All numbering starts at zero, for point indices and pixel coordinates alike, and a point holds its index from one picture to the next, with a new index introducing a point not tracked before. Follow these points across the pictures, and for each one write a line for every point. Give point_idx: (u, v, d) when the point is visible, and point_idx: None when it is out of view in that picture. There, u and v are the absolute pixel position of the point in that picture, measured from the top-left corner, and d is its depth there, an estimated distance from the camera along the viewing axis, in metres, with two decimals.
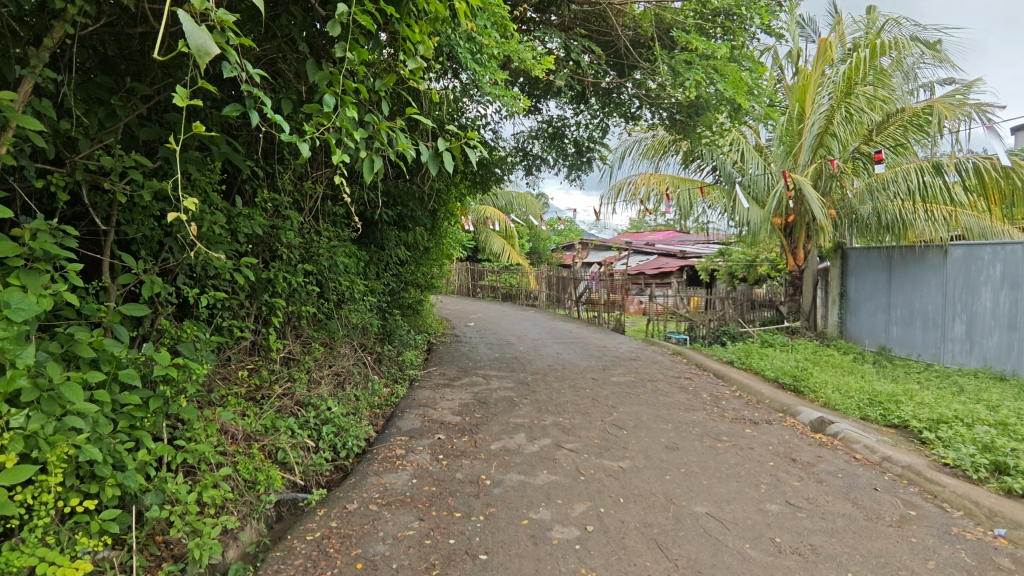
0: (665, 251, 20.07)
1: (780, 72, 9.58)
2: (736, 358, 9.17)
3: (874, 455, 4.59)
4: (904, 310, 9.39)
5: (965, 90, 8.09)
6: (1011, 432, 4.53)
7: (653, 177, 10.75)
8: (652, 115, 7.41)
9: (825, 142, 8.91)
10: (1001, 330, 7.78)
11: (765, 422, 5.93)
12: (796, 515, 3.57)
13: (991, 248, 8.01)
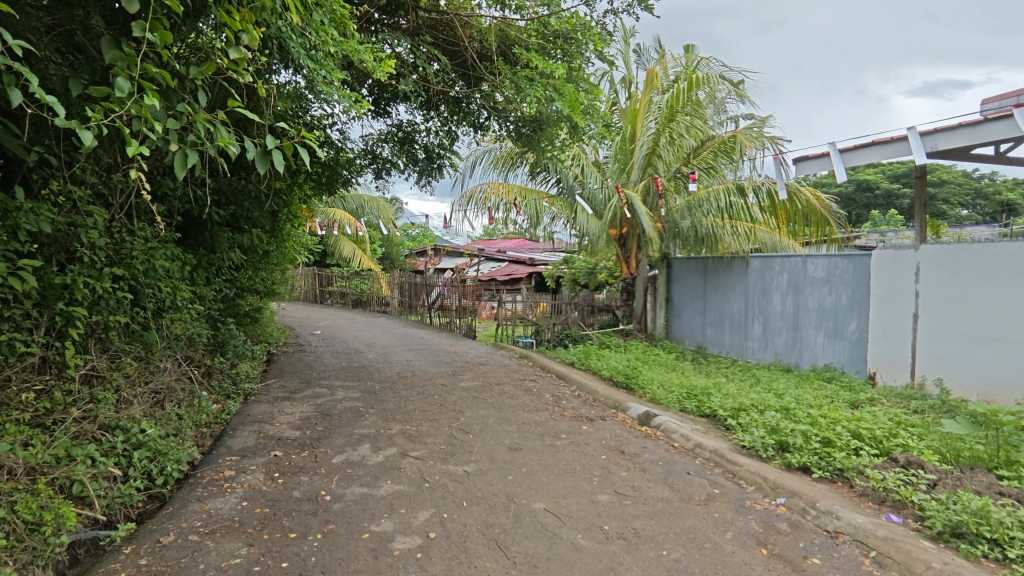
0: (515, 258, 20.81)
1: (615, 95, 10.45)
2: (577, 360, 9.79)
3: (688, 442, 5.17)
4: (717, 312, 10.71)
5: (761, 125, 9.47)
6: (790, 415, 5.38)
7: (501, 186, 11.07)
8: (500, 126, 7.69)
9: (652, 162, 9.93)
10: (788, 329, 9.20)
11: (599, 418, 6.40)
12: (623, 503, 3.89)
13: (780, 260, 9.41)
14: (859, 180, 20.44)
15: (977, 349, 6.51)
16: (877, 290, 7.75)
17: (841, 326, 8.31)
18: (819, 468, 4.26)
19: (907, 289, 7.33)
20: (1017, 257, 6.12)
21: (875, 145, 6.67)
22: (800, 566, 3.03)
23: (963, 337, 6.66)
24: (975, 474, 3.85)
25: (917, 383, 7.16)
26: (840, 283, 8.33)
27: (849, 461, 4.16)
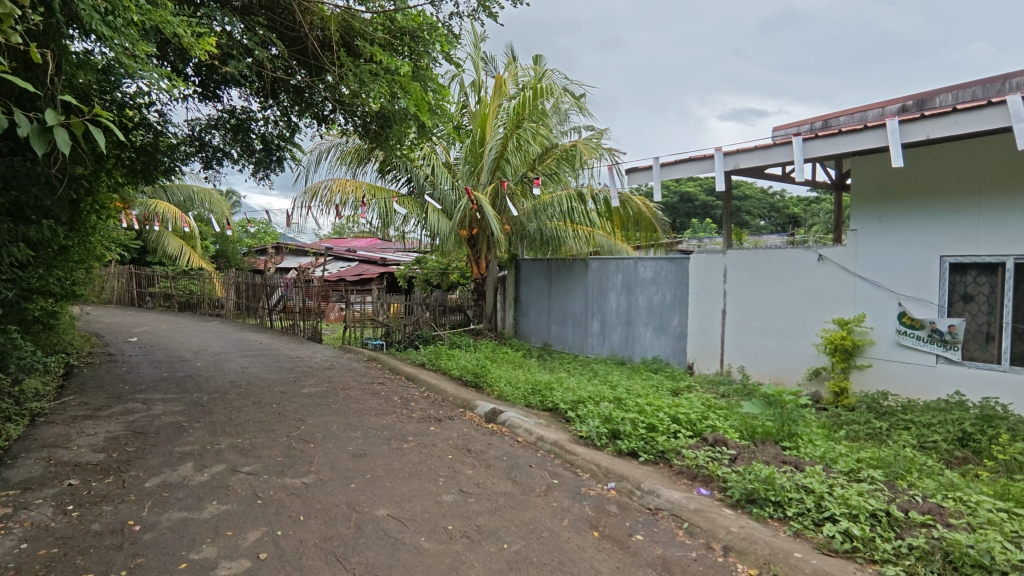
0: (365, 258, 20.11)
1: (465, 99, 10.58)
2: (427, 360, 9.71)
3: (531, 436, 5.38)
4: (560, 311, 11.32)
5: (599, 137, 10.14)
6: (621, 405, 5.83)
7: (349, 183, 10.63)
8: (345, 120, 7.39)
9: (500, 166, 10.20)
10: (621, 326, 9.98)
11: (448, 418, 6.42)
12: (467, 501, 3.93)
13: (615, 262, 10.18)
14: (681, 192, 22.84)
15: (770, 339, 7.61)
16: (694, 290, 8.72)
17: (666, 322, 9.22)
18: (645, 452, 4.68)
19: (717, 288, 8.35)
20: (799, 261, 7.25)
21: (692, 160, 7.47)
22: (626, 544, 3.29)
23: (758, 329, 7.78)
24: (766, 447, 4.48)
25: (726, 369, 8.19)
26: (665, 283, 9.24)
27: (669, 444, 4.62)
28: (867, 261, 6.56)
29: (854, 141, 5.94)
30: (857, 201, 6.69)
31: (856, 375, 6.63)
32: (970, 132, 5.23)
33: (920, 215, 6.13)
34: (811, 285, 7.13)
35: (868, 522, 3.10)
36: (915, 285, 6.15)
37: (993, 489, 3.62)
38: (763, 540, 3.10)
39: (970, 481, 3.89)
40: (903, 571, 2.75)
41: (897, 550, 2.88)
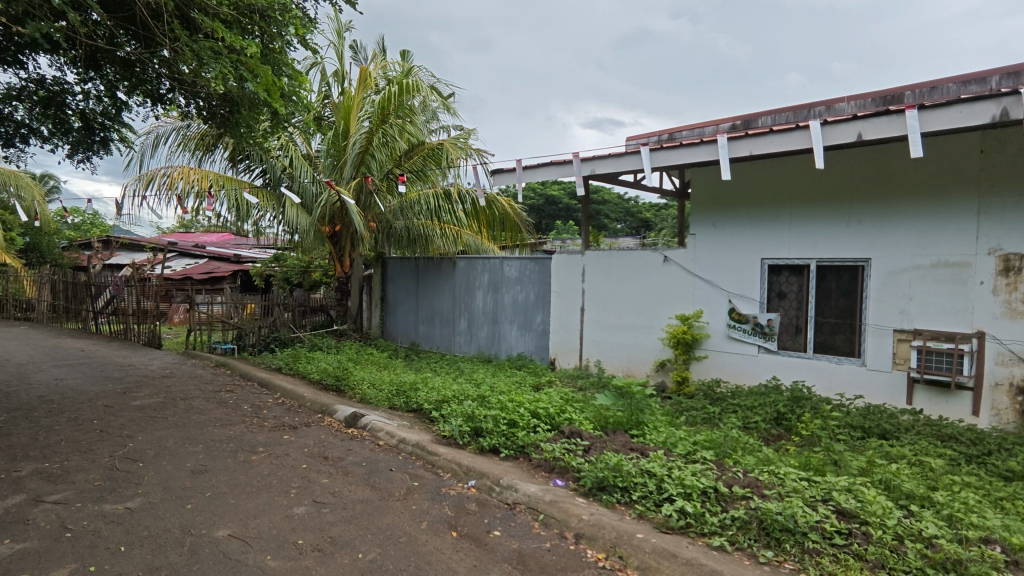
0: (214, 255, 18.31)
1: (327, 88, 10.08)
2: (284, 364, 9.09)
3: (392, 439, 5.25)
4: (428, 310, 11.20)
5: (466, 138, 10.06)
6: (484, 402, 5.88)
7: (193, 172, 9.53)
8: (187, 101, 6.70)
9: (365, 160, 9.79)
10: (488, 324, 10.11)
11: (304, 425, 6.06)
12: (320, 512, 3.72)
13: (481, 261, 10.27)
14: (547, 195, 23.62)
15: (623, 334, 8.15)
16: (555, 288, 9.08)
17: (530, 319, 9.50)
18: (505, 448, 4.80)
19: (576, 287, 8.77)
20: (648, 262, 7.85)
21: (553, 164, 7.77)
22: (483, 541, 3.32)
23: (613, 326, 8.28)
24: (616, 436, 4.78)
25: (584, 364, 8.63)
26: (529, 282, 9.52)
27: (528, 438, 4.76)
28: (704, 262, 7.27)
29: (692, 153, 6.53)
30: (695, 208, 7.37)
31: (696, 365, 7.33)
32: (783, 151, 5.95)
33: (745, 222, 6.91)
34: (658, 285, 7.75)
35: (699, 499, 3.41)
36: (742, 284, 6.92)
37: (799, 460, 4.17)
38: (610, 524, 3.29)
39: (782, 455, 4.46)
40: (727, 541, 3.07)
41: (722, 522, 3.21)
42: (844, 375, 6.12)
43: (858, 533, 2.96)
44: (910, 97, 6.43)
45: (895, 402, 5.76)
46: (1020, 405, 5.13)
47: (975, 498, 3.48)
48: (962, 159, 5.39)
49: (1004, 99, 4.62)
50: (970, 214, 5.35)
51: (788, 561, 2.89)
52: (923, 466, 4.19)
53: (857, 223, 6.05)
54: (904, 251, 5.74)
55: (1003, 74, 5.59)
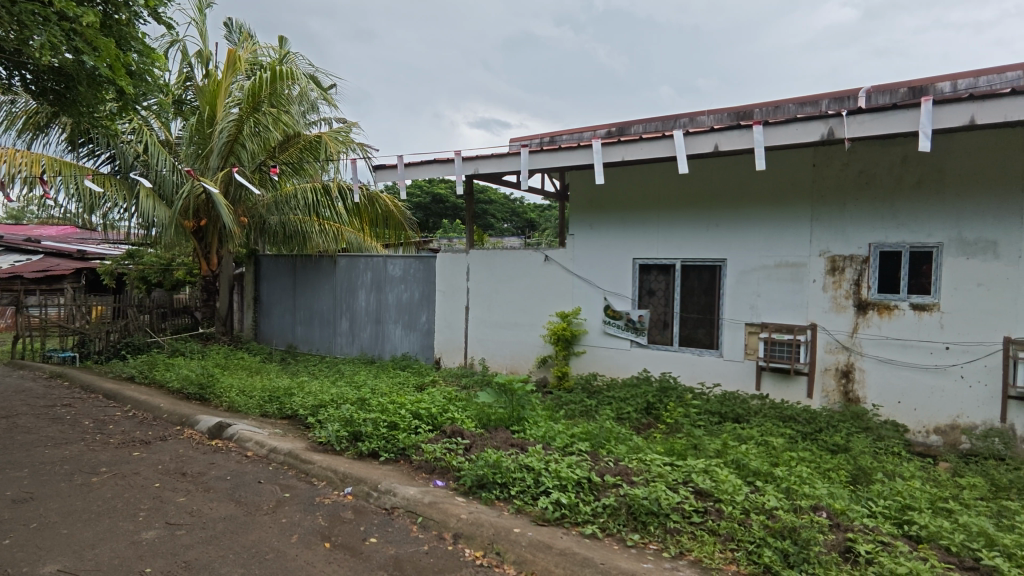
0: (51, 250, 16.04)
1: (188, 70, 9.23)
2: (137, 372, 8.16)
3: (262, 448, 4.91)
4: (306, 311, 10.64)
5: (347, 132, 9.60)
6: (363, 403, 5.68)
7: (20, 154, 8.06)
8: (11, 74, 5.81)
9: (234, 150, 9.03)
10: (371, 324, 9.81)
11: (159, 439, 5.48)
12: (174, 535, 3.37)
13: (364, 259, 9.92)
14: (434, 193, 23.36)
15: (507, 332, 8.27)
16: (440, 287, 9.00)
17: (414, 319, 9.34)
18: (385, 451, 4.68)
19: (461, 285, 8.76)
20: (530, 261, 8.04)
21: (436, 162, 7.71)
22: (358, 550, 3.19)
23: (498, 324, 8.37)
24: (497, 433, 4.84)
25: (469, 362, 8.65)
26: (413, 281, 9.36)
27: (409, 440, 4.67)
28: (582, 262, 7.57)
29: (570, 157, 6.77)
30: (574, 209, 7.66)
31: (575, 360, 7.63)
32: (651, 158, 6.34)
33: (619, 224, 7.29)
34: (539, 284, 7.96)
35: (573, 490, 3.53)
36: (616, 283, 7.31)
37: (664, 446, 4.48)
38: (488, 522, 3.32)
39: (650, 442, 4.76)
40: (598, 528, 3.22)
41: (594, 510, 3.36)
42: (704, 366, 6.67)
43: (713, 510, 3.24)
44: (759, 114, 7.15)
45: (746, 388, 6.38)
46: (843, 387, 5.87)
47: (807, 471, 3.95)
48: (799, 171, 6.09)
49: (831, 120, 5.25)
50: (806, 220, 6.05)
51: (652, 542, 3.10)
52: (768, 445, 4.68)
53: (715, 226, 6.61)
54: (754, 252, 6.37)
55: (832, 99, 6.39)
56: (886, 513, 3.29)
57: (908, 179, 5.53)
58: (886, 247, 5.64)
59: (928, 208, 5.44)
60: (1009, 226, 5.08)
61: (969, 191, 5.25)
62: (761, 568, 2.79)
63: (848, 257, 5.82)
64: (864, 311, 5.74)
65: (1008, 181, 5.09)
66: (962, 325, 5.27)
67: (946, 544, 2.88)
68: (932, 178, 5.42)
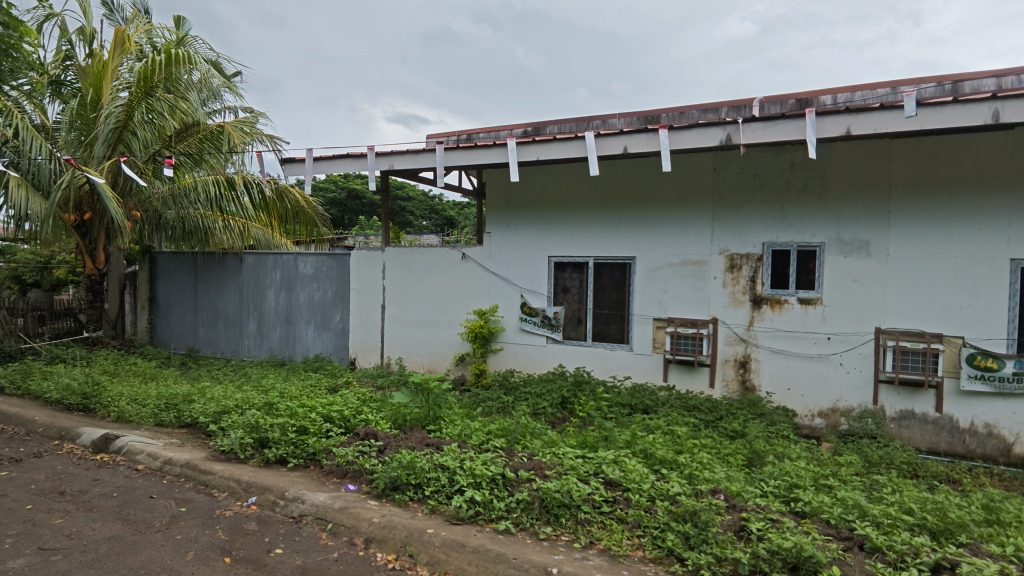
0: None
1: (68, 48, 8.38)
2: (7, 382, 7.33)
3: (155, 461, 4.55)
4: (209, 311, 9.98)
5: (253, 123, 9.02)
6: (271, 408, 5.40)
7: None
8: None
9: (123, 138, 8.25)
10: (282, 325, 9.36)
11: (33, 456, 4.94)
12: (48, 561, 3.06)
13: (272, 257, 9.44)
14: (350, 188, 22.60)
15: (424, 331, 8.17)
16: (354, 286, 8.74)
17: (328, 318, 9.01)
18: (293, 457, 4.49)
19: (377, 284, 8.54)
20: (448, 259, 7.98)
21: (349, 157, 7.48)
22: (261, 563, 3.04)
23: (414, 322, 8.25)
24: (412, 434, 4.76)
25: (385, 362, 8.47)
26: (326, 279, 9.01)
27: (319, 444, 4.50)
28: (499, 259, 7.61)
29: (486, 155, 6.77)
30: (490, 207, 7.68)
31: (492, 358, 7.66)
32: (564, 158, 6.48)
33: (535, 223, 7.40)
34: (457, 282, 7.93)
35: (488, 487, 3.55)
36: (532, 280, 7.41)
37: (578, 440, 4.59)
38: (401, 524, 3.26)
39: (564, 436, 4.86)
40: (511, 523, 3.26)
41: (508, 506, 3.39)
42: (616, 360, 6.91)
43: (621, 499, 3.37)
44: (666, 119, 7.49)
45: (655, 380, 6.68)
46: (741, 376, 6.28)
47: (708, 457, 4.19)
48: (701, 174, 6.44)
49: (729, 127, 5.58)
50: (707, 220, 6.41)
51: (563, 534, 3.18)
52: (674, 434, 4.93)
53: (625, 225, 6.86)
54: (661, 251, 6.67)
55: (731, 107, 6.80)
56: (775, 492, 3.55)
57: (796, 183, 5.99)
58: (777, 246, 6.09)
59: (812, 210, 5.92)
60: (880, 229, 5.63)
61: (846, 195, 5.77)
62: (664, 552, 2.95)
63: (745, 255, 6.23)
64: (758, 306, 6.17)
65: (878, 187, 5.64)
66: (842, 318, 5.78)
67: (826, 517, 3.16)
68: (815, 183, 5.90)
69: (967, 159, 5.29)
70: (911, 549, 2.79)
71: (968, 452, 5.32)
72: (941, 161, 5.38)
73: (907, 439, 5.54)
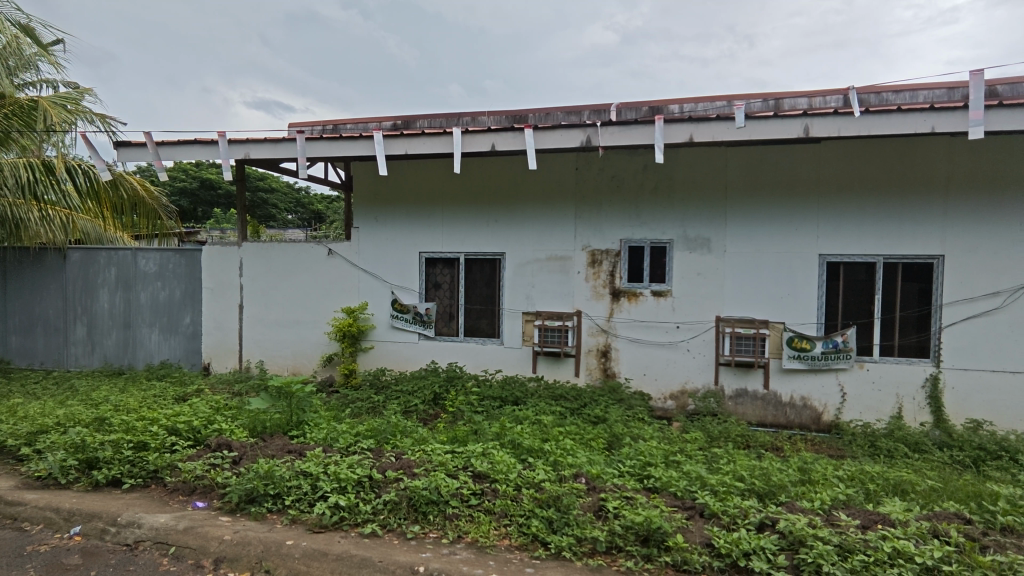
0: None
1: None
2: None
3: None
4: (23, 316, 8.58)
5: (78, 100, 7.79)
6: (103, 423, 4.76)
7: None
8: None
9: None
10: (118, 329, 8.31)
11: None
12: None
13: (105, 252, 8.33)
14: (203, 177, 20.56)
15: (287, 331, 7.69)
16: (206, 284, 7.99)
17: (175, 321, 8.15)
18: (130, 477, 4.00)
19: (233, 282, 7.88)
20: (312, 255, 7.57)
21: (197, 143, 6.81)
22: None
23: (276, 322, 7.75)
24: (272, 441, 4.45)
25: (244, 366, 7.86)
26: (173, 277, 8.15)
27: (162, 460, 4.06)
28: (367, 255, 7.38)
29: (351, 147, 6.51)
30: (357, 201, 7.41)
31: (362, 357, 7.42)
32: (433, 153, 6.42)
33: (404, 218, 7.26)
34: (323, 279, 7.55)
35: (353, 490, 3.43)
36: (402, 276, 7.28)
37: (448, 435, 4.58)
38: (256, 538, 3.06)
39: (434, 433, 4.82)
40: (378, 526, 3.19)
41: (375, 508, 3.31)
42: (488, 354, 7.01)
43: (488, 491, 3.43)
44: (533, 119, 7.71)
45: (524, 372, 6.89)
46: (603, 365, 6.67)
47: (572, 443, 4.40)
48: (564, 173, 6.72)
49: (589, 129, 5.88)
50: (571, 217, 6.72)
51: (431, 531, 3.18)
52: (541, 423, 5.11)
53: (494, 222, 6.97)
54: (529, 247, 6.87)
55: (592, 111, 7.17)
56: (631, 471, 3.82)
57: (648, 185, 6.47)
58: (633, 242, 6.54)
59: (662, 210, 6.43)
60: (718, 228, 6.27)
61: (690, 197, 6.34)
62: (529, 538, 3.05)
63: (605, 251, 6.61)
64: (617, 298, 6.59)
65: (716, 190, 6.26)
66: (688, 308, 6.36)
67: (673, 491, 3.46)
68: (665, 185, 6.42)
69: (784, 168, 6.05)
70: (741, 512, 3.15)
71: (789, 422, 6.11)
72: (765, 168, 6.11)
73: (741, 413, 6.24)
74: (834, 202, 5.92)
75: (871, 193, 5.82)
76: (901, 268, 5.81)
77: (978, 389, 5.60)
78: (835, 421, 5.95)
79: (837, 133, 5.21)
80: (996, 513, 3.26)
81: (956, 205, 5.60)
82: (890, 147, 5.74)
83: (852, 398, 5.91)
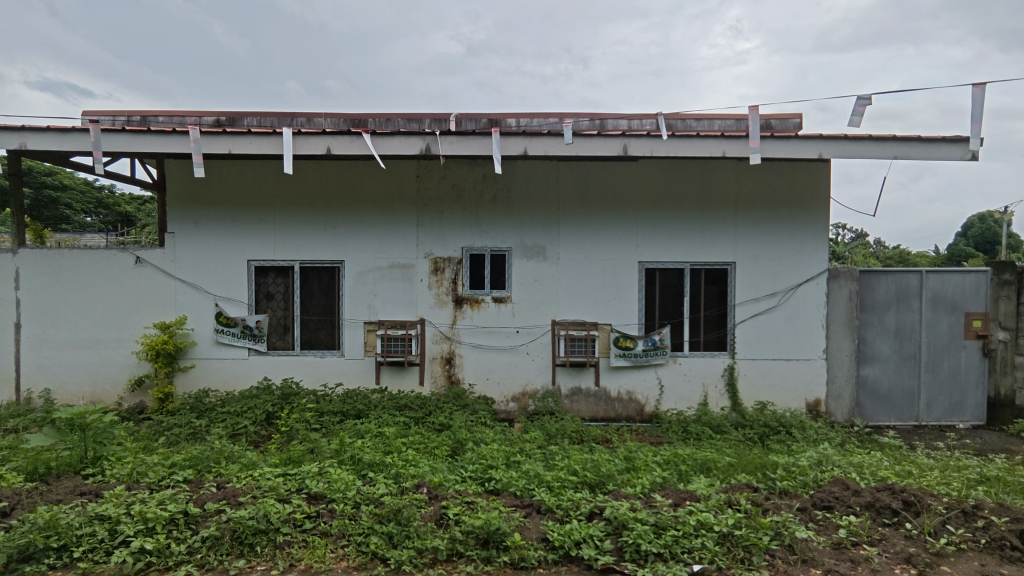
0: None
1: None
2: None
3: None
4: None
5: None
6: None
7: None
8: None
9: None
10: None
11: None
12: None
13: None
14: None
15: (82, 353, 6.61)
16: None
17: None
18: None
19: (5, 296, 6.57)
20: (113, 263, 6.59)
21: None
22: None
23: (67, 343, 6.61)
24: (59, 483, 3.78)
25: (22, 397, 6.57)
26: None
27: None
28: (183, 264, 6.62)
29: (160, 142, 5.80)
30: (170, 204, 6.61)
31: (179, 377, 6.62)
32: (259, 154, 5.96)
33: (228, 223, 6.64)
34: (128, 291, 6.62)
35: (164, 531, 3.05)
36: (227, 286, 6.65)
37: (280, 457, 4.26)
38: None
39: (264, 455, 4.45)
40: (194, 567, 2.87)
41: (191, 547, 2.98)
42: (326, 366, 6.67)
43: (324, 512, 3.26)
44: (373, 124, 7.52)
45: (367, 383, 6.67)
46: (447, 371, 6.71)
47: (414, 454, 4.34)
48: (405, 180, 6.65)
49: (428, 138, 5.89)
50: (412, 225, 6.66)
51: (258, 564, 2.93)
52: (383, 435, 4.99)
53: (331, 228, 6.67)
54: (369, 254, 6.68)
55: (432, 119, 7.20)
56: (472, 476, 3.88)
57: (488, 194, 6.65)
58: (474, 250, 6.67)
59: (501, 219, 6.65)
60: (553, 236, 6.64)
61: (527, 207, 6.64)
62: (368, 556, 2.96)
63: (447, 258, 6.67)
64: (460, 305, 6.67)
65: (550, 201, 6.63)
66: (526, 313, 6.65)
67: (513, 490, 3.58)
68: (502, 195, 6.65)
69: (608, 182, 6.60)
70: (574, 504, 3.35)
71: (617, 415, 6.65)
72: (593, 183, 6.61)
73: (576, 410, 6.66)
74: (651, 214, 6.60)
75: (679, 207, 6.58)
76: (704, 273, 6.65)
77: (763, 375, 6.59)
78: (655, 411, 6.60)
79: (650, 153, 5.81)
80: (776, 480, 3.87)
81: (744, 218, 6.55)
82: (693, 167, 6.54)
83: (668, 389, 6.61)
